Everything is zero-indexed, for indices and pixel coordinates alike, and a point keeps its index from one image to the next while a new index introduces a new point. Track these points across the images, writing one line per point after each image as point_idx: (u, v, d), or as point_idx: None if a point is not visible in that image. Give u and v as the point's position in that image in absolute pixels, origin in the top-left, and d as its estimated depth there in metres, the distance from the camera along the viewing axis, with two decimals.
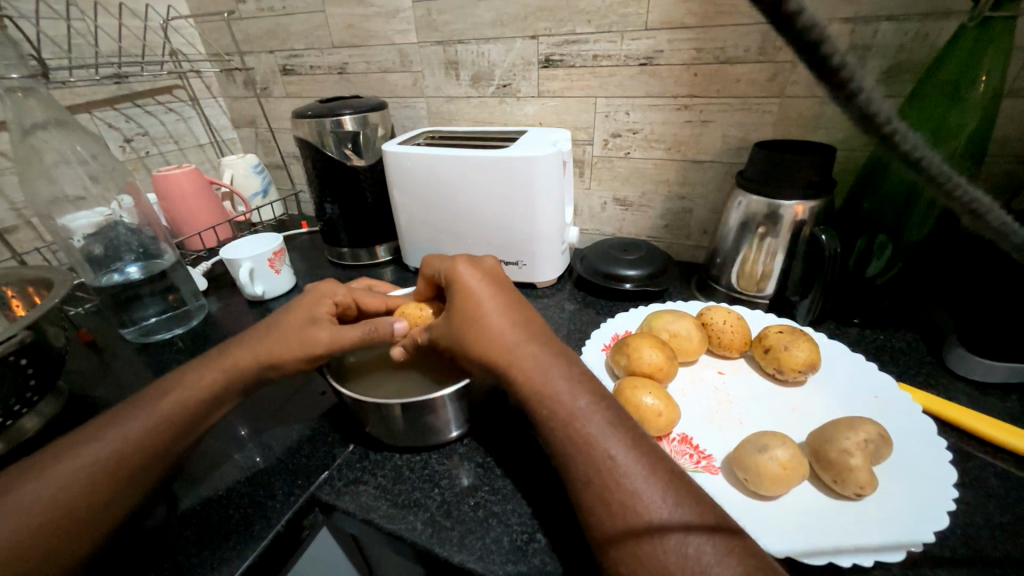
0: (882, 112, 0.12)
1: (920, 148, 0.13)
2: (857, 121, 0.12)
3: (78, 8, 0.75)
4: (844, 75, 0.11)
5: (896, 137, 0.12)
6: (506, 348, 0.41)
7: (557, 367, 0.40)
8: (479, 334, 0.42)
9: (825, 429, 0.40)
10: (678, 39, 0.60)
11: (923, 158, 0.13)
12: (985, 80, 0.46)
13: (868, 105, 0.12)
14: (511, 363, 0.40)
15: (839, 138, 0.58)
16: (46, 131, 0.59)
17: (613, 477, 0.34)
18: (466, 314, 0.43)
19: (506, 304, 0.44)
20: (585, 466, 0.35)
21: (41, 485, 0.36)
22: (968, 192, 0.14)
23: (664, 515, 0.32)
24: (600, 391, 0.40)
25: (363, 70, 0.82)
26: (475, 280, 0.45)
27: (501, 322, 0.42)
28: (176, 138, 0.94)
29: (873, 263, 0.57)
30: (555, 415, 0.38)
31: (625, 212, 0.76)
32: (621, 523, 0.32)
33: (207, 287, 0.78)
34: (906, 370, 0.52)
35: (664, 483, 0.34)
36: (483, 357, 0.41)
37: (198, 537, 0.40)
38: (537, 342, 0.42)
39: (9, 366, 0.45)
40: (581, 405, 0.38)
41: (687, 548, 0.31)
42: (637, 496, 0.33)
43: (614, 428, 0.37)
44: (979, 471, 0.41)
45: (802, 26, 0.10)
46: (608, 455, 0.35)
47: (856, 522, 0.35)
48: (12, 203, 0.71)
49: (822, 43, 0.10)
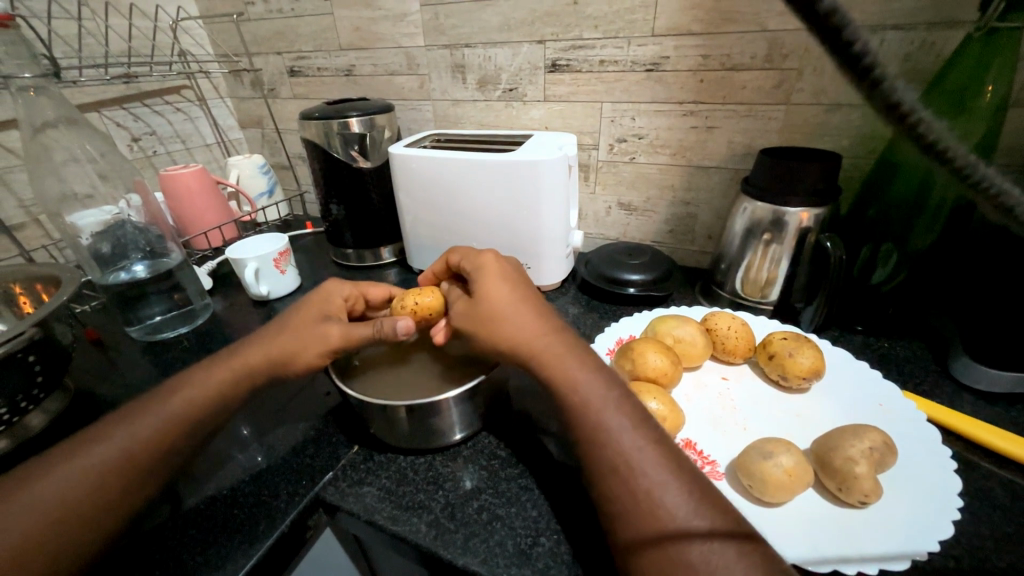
0: (906, 100, 0.12)
1: (946, 138, 0.13)
2: (882, 110, 0.13)
3: (89, 8, 0.76)
4: (866, 63, 0.11)
5: (922, 126, 0.12)
6: (534, 342, 0.41)
7: (580, 367, 0.40)
8: (504, 330, 0.42)
9: (830, 436, 0.40)
10: (684, 45, 0.60)
11: (951, 149, 0.13)
12: (992, 90, 0.47)
13: (892, 92, 0.12)
14: (536, 360, 0.41)
15: (845, 145, 0.58)
16: (56, 130, 0.59)
17: (636, 476, 0.34)
18: (494, 306, 0.43)
19: (529, 301, 0.44)
20: (610, 463, 0.35)
21: (51, 483, 0.37)
22: (997, 186, 0.14)
23: (687, 516, 0.32)
24: (622, 388, 0.40)
25: (370, 72, 0.83)
26: (504, 274, 0.46)
27: (529, 316, 0.43)
28: (183, 138, 0.95)
29: (878, 270, 0.57)
30: (581, 409, 0.38)
31: (629, 217, 0.76)
32: (645, 521, 0.32)
33: (212, 287, 0.78)
34: (910, 378, 0.52)
35: (686, 484, 0.34)
36: (510, 349, 0.41)
37: (204, 536, 0.40)
38: (562, 338, 0.42)
39: (16, 363, 0.45)
40: (606, 402, 0.38)
41: (710, 553, 0.30)
42: (661, 495, 0.33)
43: (637, 426, 0.37)
44: (984, 481, 0.41)
45: (824, 12, 0.10)
46: (632, 452, 0.35)
47: (861, 530, 0.35)
48: (21, 200, 0.71)
49: (844, 27, 0.11)
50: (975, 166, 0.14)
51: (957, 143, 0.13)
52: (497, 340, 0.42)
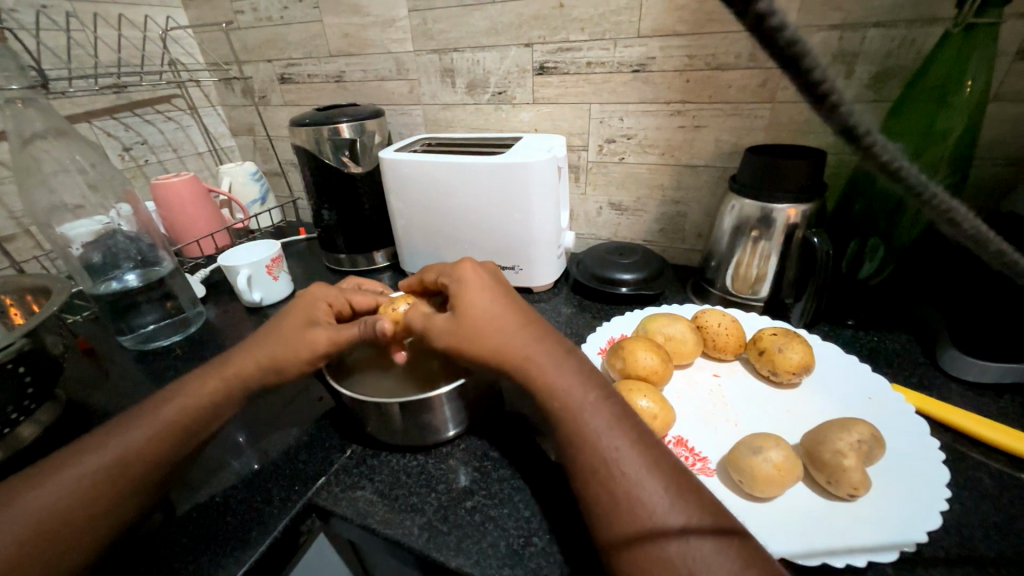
0: (861, 124, 0.12)
1: (899, 159, 0.13)
2: (839, 134, 0.13)
3: (78, 19, 0.76)
4: (823, 90, 0.11)
5: (877, 147, 0.13)
6: (514, 350, 0.41)
7: (563, 368, 0.40)
8: (481, 338, 0.41)
9: (819, 430, 0.40)
10: (669, 47, 0.61)
11: (903, 168, 0.14)
12: (972, 84, 0.47)
13: (847, 116, 0.12)
14: (516, 367, 0.40)
15: (829, 142, 0.59)
16: (45, 141, 0.59)
17: (615, 474, 0.34)
18: (467, 319, 0.42)
19: (508, 305, 0.44)
20: (589, 463, 0.36)
21: (44, 493, 0.37)
22: (947, 203, 0.15)
23: (662, 514, 0.32)
24: (606, 387, 0.40)
25: (360, 78, 0.83)
26: (481, 281, 0.45)
27: (506, 325, 0.42)
28: (175, 147, 0.95)
29: (867, 264, 0.58)
30: (561, 413, 0.38)
31: (620, 217, 0.77)
32: (618, 521, 0.33)
33: (205, 295, 0.78)
34: (899, 371, 0.52)
35: (664, 480, 0.34)
36: (491, 357, 0.41)
37: (194, 544, 0.40)
38: (543, 342, 0.42)
39: (6, 374, 0.45)
40: (587, 402, 0.38)
41: (684, 547, 0.31)
42: (639, 492, 0.33)
43: (617, 423, 0.37)
44: (973, 471, 0.41)
45: (784, 41, 0.10)
46: (610, 451, 0.35)
47: (850, 522, 0.36)
48: (12, 212, 0.71)
49: (803, 56, 0.11)
50: (930, 185, 0.14)
51: (910, 161, 0.14)
52: (476, 349, 0.41)
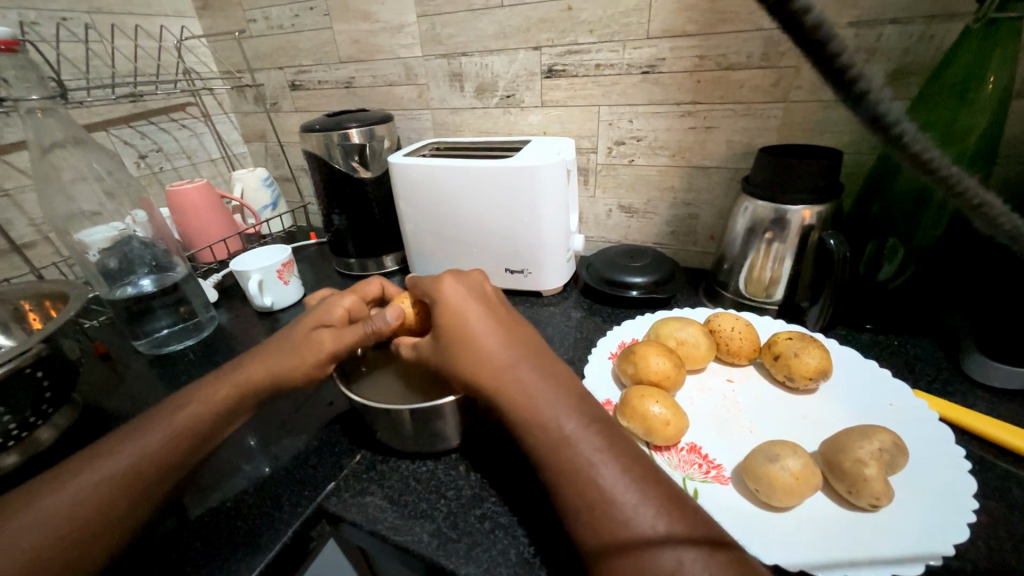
0: (892, 114, 0.12)
1: (931, 150, 0.13)
2: (866, 122, 0.12)
3: (96, 31, 0.77)
4: (852, 76, 0.11)
5: (908, 137, 0.12)
6: (496, 370, 0.40)
7: (547, 388, 0.39)
8: (466, 356, 0.41)
9: (838, 438, 0.39)
10: (680, 47, 0.60)
11: (934, 160, 0.13)
12: (994, 80, 0.45)
13: (878, 107, 0.11)
14: (501, 385, 0.39)
15: (846, 141, 0.58)
16: (64, 149, 0.61)
17: (603, 502, 0.33)
18: (453, 334, 0.42)
19: (494, 321, 0.43)
20: (577, 490, 0.34)
21: (62, 497, 0.37)
22: (981, 197, 0.14)
23: (658, 537, 0.31)
24: (590, 410, 0.39)
25: (369, 83, 0.84)
26: (463, 297, 0.45)
27: (491, 342, 0.41)
28: (189, 154, 0.96)
29: (885, 267, 0.56)
30: (543, 439, 0.37)
31: (630, 219, 0.76)
32: (613, 549, 0.32)
33: (217, 300, 0.79)
34: (921, 376, 0.51)
35: (654, 504, 0.33)
36: (473, 376, 0.40)
37: (206, 549, 0.40)
38: (525, 363, 0.41)
39: (25, 379, 0.46)
40: (573, 427, 0.37)
41: (682, 572, 0.30)
42: (630, 516, 0.33)
43: (604, 447, 0.36)
44: (1001, 481, 0.39)
45: (810, 23, 0.10)
46: (597, 480, 0.34)
47: (870, 534, 0.34)
48: (32, 219, 0.73)
49: (830, 39, 0.10)
50: (961, 177, 0.13)
51: (942, 152, 0.13)
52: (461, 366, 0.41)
